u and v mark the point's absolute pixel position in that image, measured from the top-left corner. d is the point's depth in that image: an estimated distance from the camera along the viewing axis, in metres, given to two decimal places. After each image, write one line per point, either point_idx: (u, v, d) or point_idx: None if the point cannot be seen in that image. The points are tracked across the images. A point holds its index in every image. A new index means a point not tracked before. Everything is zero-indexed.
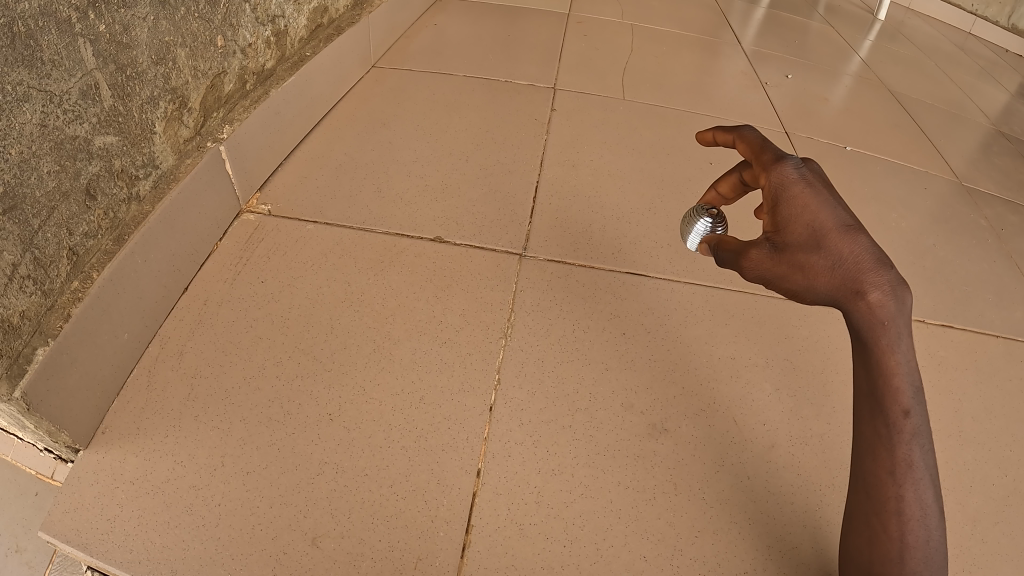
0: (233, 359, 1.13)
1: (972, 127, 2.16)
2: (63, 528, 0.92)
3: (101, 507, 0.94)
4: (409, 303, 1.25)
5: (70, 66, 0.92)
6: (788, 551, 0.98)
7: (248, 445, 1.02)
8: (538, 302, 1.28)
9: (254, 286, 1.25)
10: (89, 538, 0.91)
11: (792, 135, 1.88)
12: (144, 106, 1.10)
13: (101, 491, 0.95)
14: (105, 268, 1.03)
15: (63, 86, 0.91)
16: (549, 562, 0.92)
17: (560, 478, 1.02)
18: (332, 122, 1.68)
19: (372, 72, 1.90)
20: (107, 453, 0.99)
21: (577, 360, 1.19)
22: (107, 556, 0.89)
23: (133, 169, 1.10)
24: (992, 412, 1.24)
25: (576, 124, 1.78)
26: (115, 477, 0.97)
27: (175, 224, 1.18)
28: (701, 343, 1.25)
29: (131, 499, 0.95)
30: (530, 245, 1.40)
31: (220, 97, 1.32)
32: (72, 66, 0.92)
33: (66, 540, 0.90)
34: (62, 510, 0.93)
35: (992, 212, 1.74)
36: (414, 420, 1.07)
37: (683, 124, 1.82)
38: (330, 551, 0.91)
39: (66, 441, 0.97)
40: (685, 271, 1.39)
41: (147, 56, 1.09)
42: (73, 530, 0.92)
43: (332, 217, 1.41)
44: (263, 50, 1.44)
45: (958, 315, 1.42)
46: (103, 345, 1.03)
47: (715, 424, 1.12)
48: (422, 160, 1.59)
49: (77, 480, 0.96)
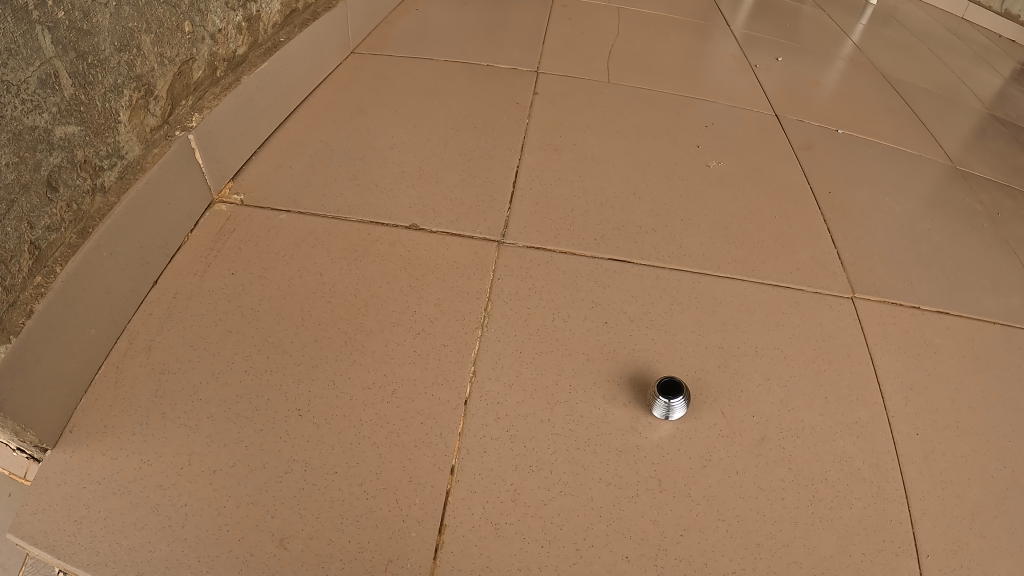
0: (201, 354, 1.09)
1: (967, 111, 2.11)
2: (33, 529, 0.89)
3: (68, 508, 0.91)
4: (383, 294, 1.20)
5: (28, 54, 0.87)
6: (779, 551, 0.95)
7: (216, 442, 0.99)
8: (517, 291, 1.22)
9: (225, 278, 1.20)
10: (57, 540, 0.89)
11: (783, 118, 1.83)
12: (108, 94, 1.05)
13: (69, 490, 0.93)
14: (68, 263, 0.98)
15: (21, 75, 0.86)
16: (527, 564, 0.90)
17: (538, 475, 0.98)
18: (308, 108, 1.62)
19: (351, 57, 1.83)
20: (75, 452, 0.96)
21: (557, 350, 1.14)
22: (74, 558, 0.87)
23: (96, 160, 1.05)
24: (990, 403, 1.20)
25: (560, 108, 1.72)
26: (83, 476, 0.94)
27: (144, 217, 1.13)
28: (687, 333, 1.19)
29: (99, 498, 0.92)
30: (510, 231, 1.34)
31: (189, 84, 1.26)
32: (30, 55, 0.87)
33: (35, 543, 0.88)
34: (32, 509, 0.91)
35: (989, 197, 1.69)
36: (387, 415, 1.03)
37: (671, 109, 1.77)
38: (299, 552, 0.89)
39: (34, 439, 0.93)
40: (671, 256, 1.34)
41: (111, 43, 1.04)
42: (42, 531, 0.89)
43: (305, 205, 1.35)
44: (234, 36, 1.37)
45: (955, 301, 1.37)
46: (68, 341, 0.98)
47: (702, 416, 1.08)
48: (400, 146, 1.53)
49: (45, 480, 0.93)
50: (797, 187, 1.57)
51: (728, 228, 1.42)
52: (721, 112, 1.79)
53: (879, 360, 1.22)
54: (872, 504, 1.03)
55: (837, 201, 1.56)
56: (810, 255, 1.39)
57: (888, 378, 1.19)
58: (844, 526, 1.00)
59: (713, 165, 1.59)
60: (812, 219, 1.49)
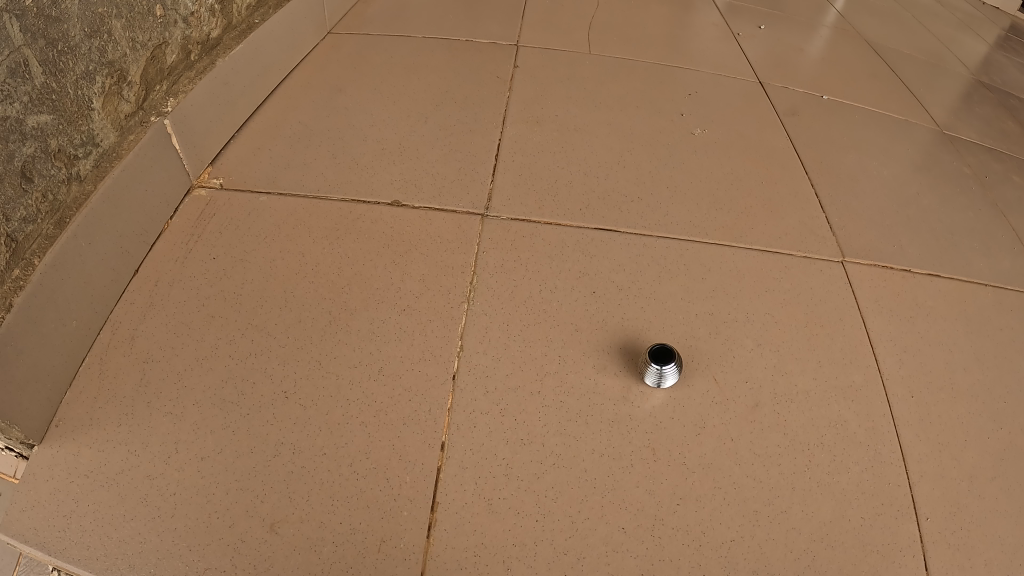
0: (185, 340, 1.07)
1: (951, 75, 2.10)
2: (22, 527, 0.87)
3: (56, 503, 0.89)
4: (366, 272, 1.18)
5: None
6: (776, 517, 0.95)
7: (203, 429, 0.97)
8: (502, 263, 1.20)
9: (206, 263, 1.17)
10: (48, 537, 0.87)
11: (767, 85, 1.81)
12: (80, 82, 1.02)
13: (57, 486, 0.91)
14: (46, 255, 0.95)
15: None
16: (522, 538, 0.90)
17: (530, 449, 0.98)
18: (286, 90, 1.59)
19: (327, 37, 1.80)
20: (61, 447, 0.94)
21: (545, 322, 1.12)
22: (65, 554, 0.86)
23: (71, 149, 1.02)
24: (984, 363, 1.19)
25: (541, 80, 1.69)
26: (70, 471, 0.92)
27: (123, 205, 1.10)
28: (676, 300, 1.18)
29: (88, 492, 0.90)
30: (493, 204, 1.32)
31: (163, 69, 1.22)
32: None
33: (25, 541, 0.86)
34: (21, 507, 0.89)
35: (977, 159, 1.68)
36: (375, 394, 1.02)
37: (654, 78, 1.75)
38: (290, 536, 0.88)
39: (19, 436, 0.91)
40: (658, 224, 1.32)
41: (81, 29, 1.00)
42: (32, 529, 0.87)
43: (285, 186, 1.33)
44: (207, 19, 1.34)
45: (946, 263, 1.36)
46: (50, 335, 0.96)
47: (694, 384, 1.07)
48: (380, 125, 1.51)
49: (32, 477, 0.91)
50: (784, 153, 1.56)
51: (715, 195, 1.40)
52: (705, 80, 1.77)
53: (872, 324, 1.20)
54: (869, 469, 1.02)
55: (824, 166, 1.54)
56: (798, 220, 1.38)
57: (881, 341, 1.18)
58: (841, 492, 0.99)
59: (698, 133, 1.57)
60: (799, 184, 1.47)
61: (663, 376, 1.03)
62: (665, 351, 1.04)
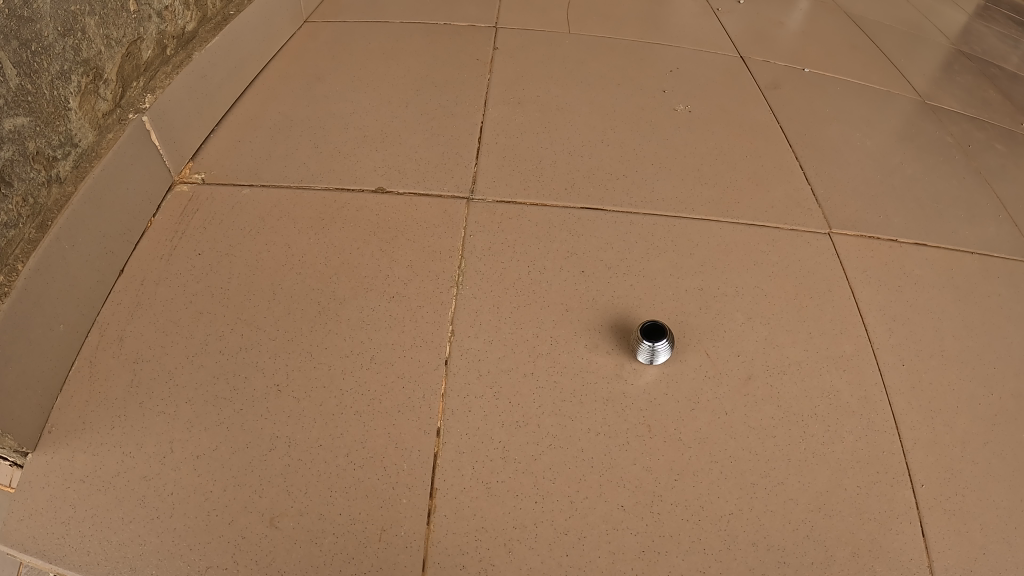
0: (175, 338, 1.06)
1: (930, 44, 2.10)
2: (21, 536, 0.87)
3: (54, 510, 0.89)
4: (353, 260, 1.18)
5: None
6: (774, 489, 0.96)
7: (197, 427, 0.96)
8: (489, 246, 1.20)
9: (192, 259, 1.17)
10: (47, 544, 0.86)
11: (747, 59, 1.80)
12: (56, 82, 1.01)
13: (53, 493, 0.90)
14: (30, 259, 0.94)
15: None
16: (522, 520, 0.90)
17: (526, 430, 0.98)
18: (264, 82, 1.57)
19: (304, 27, 1.78)
20: (56, 452, 0.93)
21: (535, 303, 1.12)
22: (66, 560, 0.85)
23: (50, 151, 1.00)
24: (973, 329, 1.20)
25: (520, 61, 1.69)
26: (67, 476, 0.92)
27: (104, 205, 1.09)
28: (666, 277, 1.18)
29: (85, 497, 0.90)
30: (478, 187, 1.32)
31: (138, 66, 1.21)
32: None
33: (24, 550, 0.86)
34: (18, 516, 0.88)
35: (958, 127, 1.68)
36: (367, 382, 1.02)
37: (634, 56, 1.74)
38: (290, 530, 0.88)
39: (12, 445, 0.90)
40: (644, 202, 1.32)
41: (54, 28, 0.99)
42: (30, 538, 0.87)
43: (268, 178, 1.32)
44: (181, 12, 1.32)
45: (931, 230, 1.36)
46: (38, 340, 0.95)
47: (687, 359, 1.07)
48: (361, 112, 1.50)
49: (28, 485, 0.91)
50: (766, 127, 1.56)
51: (700, 170, 1.40)
52: (685, 56, 1.77)
53: (860, 294, 1.21)
54: (864, 438, 1.03)
55: (807, 138, 1.54)
56: (783, 193, 1.38)
57: (871, 310, 1.19)
58: (837, 461, 1.00)
59: (680, 110, 1.57)
60: (783, 157, 1.47)
61: (654, 353, 1.03)
62: (655, 328, 1.04)
